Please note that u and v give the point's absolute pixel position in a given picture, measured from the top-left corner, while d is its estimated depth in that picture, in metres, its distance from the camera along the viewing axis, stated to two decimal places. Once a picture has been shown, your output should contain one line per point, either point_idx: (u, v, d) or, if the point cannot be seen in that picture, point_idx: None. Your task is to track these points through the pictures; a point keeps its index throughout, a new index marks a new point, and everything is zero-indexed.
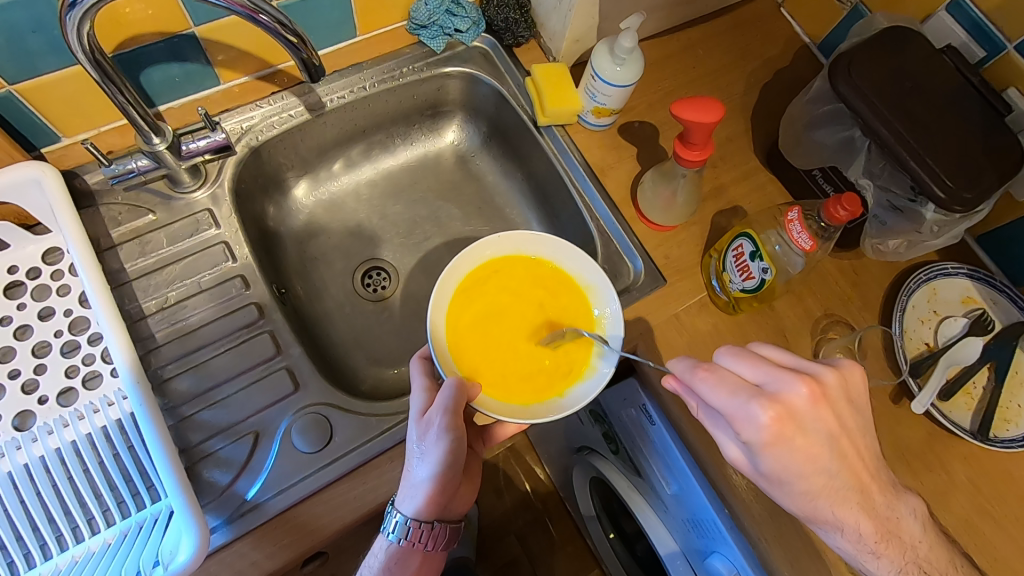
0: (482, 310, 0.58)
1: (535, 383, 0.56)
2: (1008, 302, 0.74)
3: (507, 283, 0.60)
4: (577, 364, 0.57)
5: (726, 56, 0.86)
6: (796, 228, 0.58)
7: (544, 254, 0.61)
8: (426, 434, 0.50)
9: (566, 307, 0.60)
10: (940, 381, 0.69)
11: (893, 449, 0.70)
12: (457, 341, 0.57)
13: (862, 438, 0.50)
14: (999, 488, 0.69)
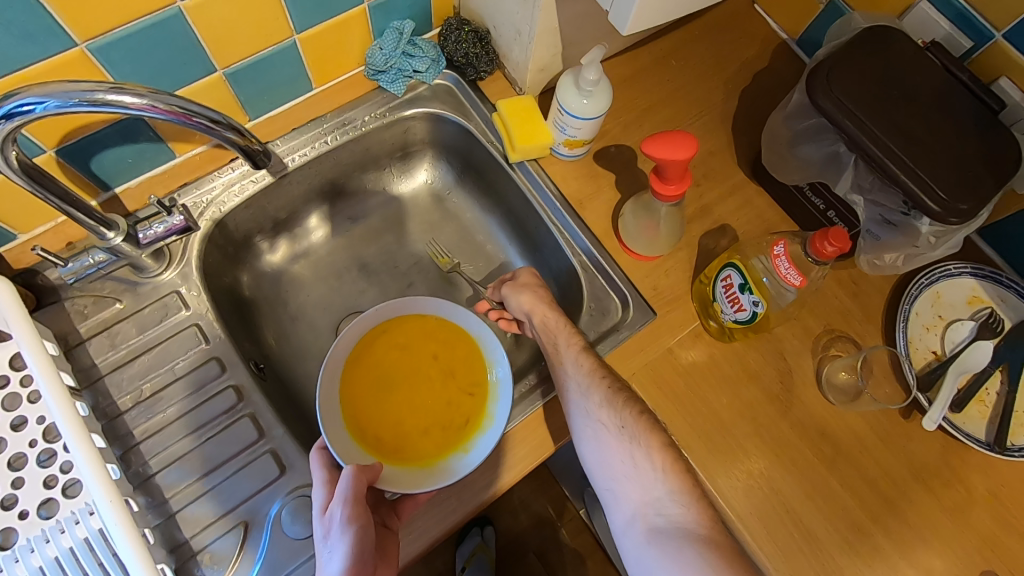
0: (379, 379, 0.64)
1: (434, 441, 0.62)
2: (1016, 298, 0.71)
3: (398, 344, 0.65)
4: (474, 415, 0.63)
5: (702, 64, 0.83)
6: (783, 264, 0.55)
7: (427, 310, 0.65)
8: (329, 531, 0.47)
9: (457, 357, 0.65)
10: (951, 393, 0.67)
11: (909, 467, 0.67)
12: (355, 412, 0.62)
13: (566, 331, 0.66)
14: (1022, 497, 0.66)
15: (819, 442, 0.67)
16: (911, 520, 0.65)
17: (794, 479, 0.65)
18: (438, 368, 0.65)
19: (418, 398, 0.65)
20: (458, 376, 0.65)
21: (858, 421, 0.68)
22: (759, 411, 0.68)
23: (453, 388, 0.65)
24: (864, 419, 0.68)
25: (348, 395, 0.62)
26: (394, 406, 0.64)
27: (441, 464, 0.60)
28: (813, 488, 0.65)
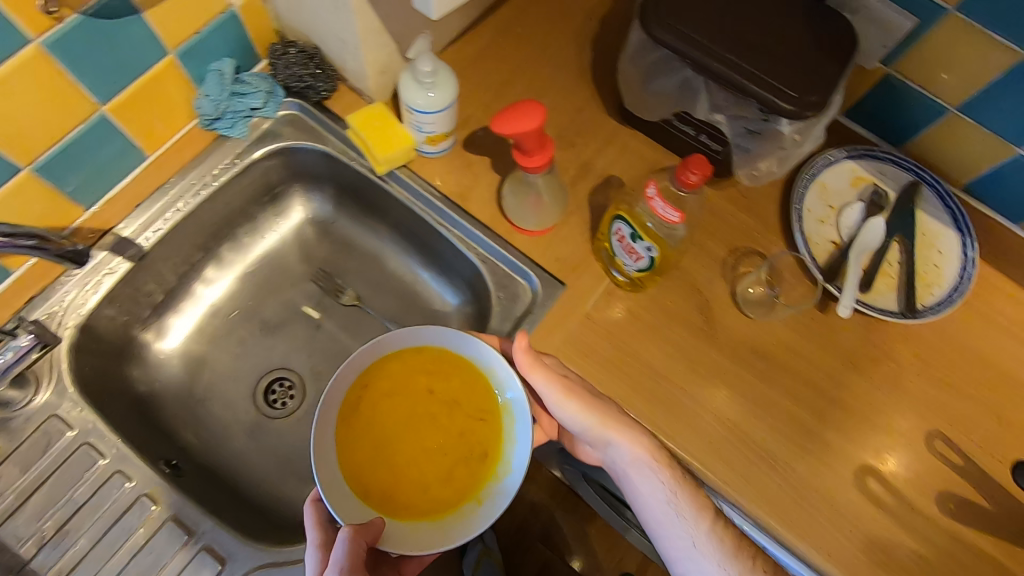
0: (375, 430, 0.55)
1: (451, 489, 0.54)
2: (895, 168, 0.76)
3: (389, 386, 0.56)
4: (488, 450, 0.55)
5: (547, 23, 0.81)
6: (659, 204, 0.54)
7: (415, 340, 0.55)
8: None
9: (459, 387, 0.56)
10: (857, 274, 0.69)
11: (841, 356, 0.69)
12: (355, 468, 0.53)
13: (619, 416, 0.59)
14: (945, 350, 0.70)
15: (754, 361, 0.68)
16: (854, 407, 0.67)
17: (740, 404, 0.66)
18: (441, 400, 0.56)
19: (424, 438, 0.56)
20: (463, 406, 0.56)
21: (785, 329, 0.69)
22: (691, 348, 0.68)
23: (461, 423, 0.56)
24: (789, 326, 0.69)
25: (345, 453, 0.53)
26: (397, 452, 0.55)
27: (456, 512, 0.53)
28: (759, 407, 0.66)
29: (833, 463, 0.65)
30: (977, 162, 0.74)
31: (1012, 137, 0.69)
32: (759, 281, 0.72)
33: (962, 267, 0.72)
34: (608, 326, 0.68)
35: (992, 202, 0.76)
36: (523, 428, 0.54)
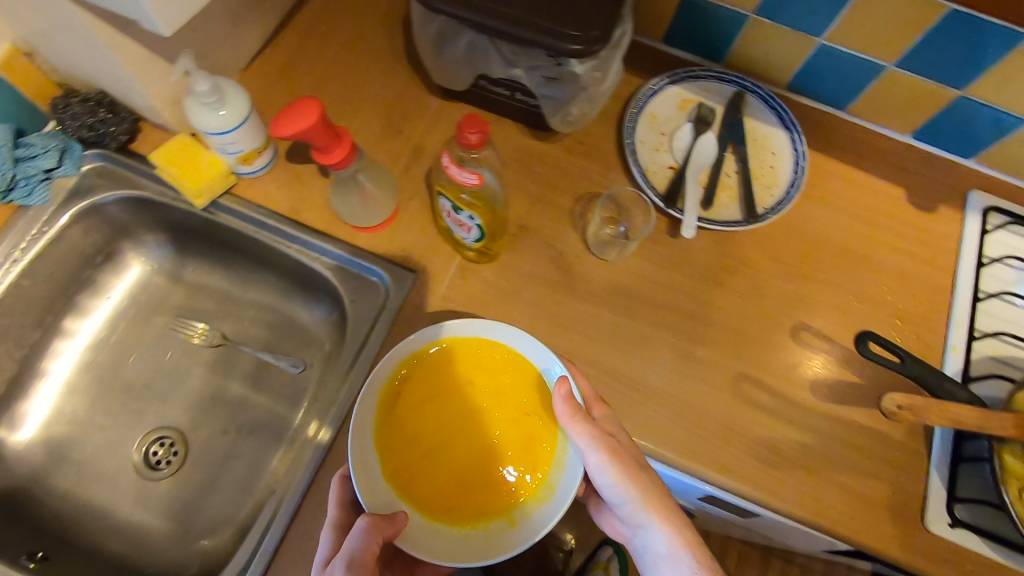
0: (423, 422, 0.58)
1: (479, 498, 0.56)
2: (715, 84, 0.79)
3: (454, 376, 0.59)
4: (533, 469, 0.57)
5: (352, 14, 0.79)
6: (455, 171, 0.53)
7: (489, 336, 0.59)
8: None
9: (522, 395, 0.59)
10: (695, 194, 0.71)
11: (698, 275, 0.71)
12: (389, 454, 0.56)
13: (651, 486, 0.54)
14: (793, 245, 0.73)
15: (618, 302, 0.69)
16: (720, 322, 0.69)
17: (612, 346, 0.67)
18: (490, 401, 0.59)
19: (466, 441, 0.58)
20: (514, 416, 0.59)
21: (641, 264, 0.70)
22: (555, 304, 0.68)
23: (512, 433, 0.58)
24: (645, 260, 0.71)
25: (384, 441, 0.56)
26: (432, 450, 0.58)
27: (485, 529, 0.55)
28: (630, 344, 0.67)
29: (710, 380, 0.67)
30: (790, 61, 0.77)
31: (811, 30, 0.72)
32: (598, 227, 0.72)
33: (795, 162, 0.75)
34: (467, 303, 0.67)
35: (815, 94, 0.80)
36: (576, 456, 0.56)
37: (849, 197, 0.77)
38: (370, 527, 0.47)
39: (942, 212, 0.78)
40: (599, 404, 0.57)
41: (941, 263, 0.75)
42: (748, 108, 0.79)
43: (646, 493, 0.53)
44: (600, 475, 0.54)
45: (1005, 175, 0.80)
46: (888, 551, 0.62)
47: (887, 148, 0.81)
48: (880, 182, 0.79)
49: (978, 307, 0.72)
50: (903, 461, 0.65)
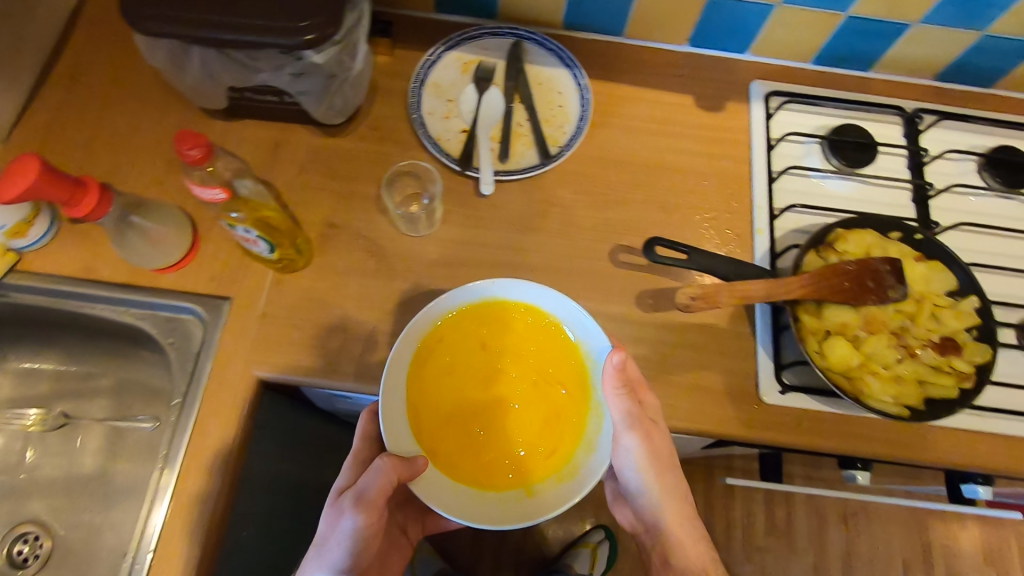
0: (453, 376, 0.62)
1: (502, 460, 0.60)
2: (491, 41, 0.80)
3: (492, 331, 0.63)
4: (554, 444, 0.60)
5: (110, 54, 0.76)
6: (198, 190, 0.53)
7: (527, 298, 0.62)
8: (340, 520, 0.55)
9: (560, 367, 0.62)
10: (489, 152, 0.73)
11: (511, 227, 0.73)
12: (419, 404, 0.60)
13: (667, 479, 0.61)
14: (595, 176, 0.77)
15: (440, 273, 0.71)
16: (540, 265, 0.72)
17: None
18: (518, 368, 0.62)
19: (490, 408, 0.61)
20: (545, 389, 0.62)
21: (455, 231, 0.72)
22: (379, 293, 0.69)
23: (539, 407, 0.62)
24: (458, 227, 0.73)
25: (416, 389, 0.60)
26: (460, 412, 0.61)
27: (498, 496, 0.58)
28: None
29: None
30: (553, 3, 0.79)
31: None
32: (400, 212, 0.72)
33: (580, 96, 0.78)
34: (290, 315, 0.67)
35: (590, 27, 0.83)
36: (604, 428, 0.59)
37: (639, 116, 0.80)
38: (388, 465, 0.54)
39: (729, 108, 0.82)
40: (647, 388, 0.60)
41: (737, 156, 0.79)
42: (528, 57, 0.80)
43: (665, 485, 0.61)
44: (626, 452, 0.59)
45: (779, 61, 0.85)
46: (732, 432, 0.66)
47: (668, 63, 0.84)
48: (667, 95, 0.82)
49: (774, 187, 0.77)
50: (732, 347, 0.69)
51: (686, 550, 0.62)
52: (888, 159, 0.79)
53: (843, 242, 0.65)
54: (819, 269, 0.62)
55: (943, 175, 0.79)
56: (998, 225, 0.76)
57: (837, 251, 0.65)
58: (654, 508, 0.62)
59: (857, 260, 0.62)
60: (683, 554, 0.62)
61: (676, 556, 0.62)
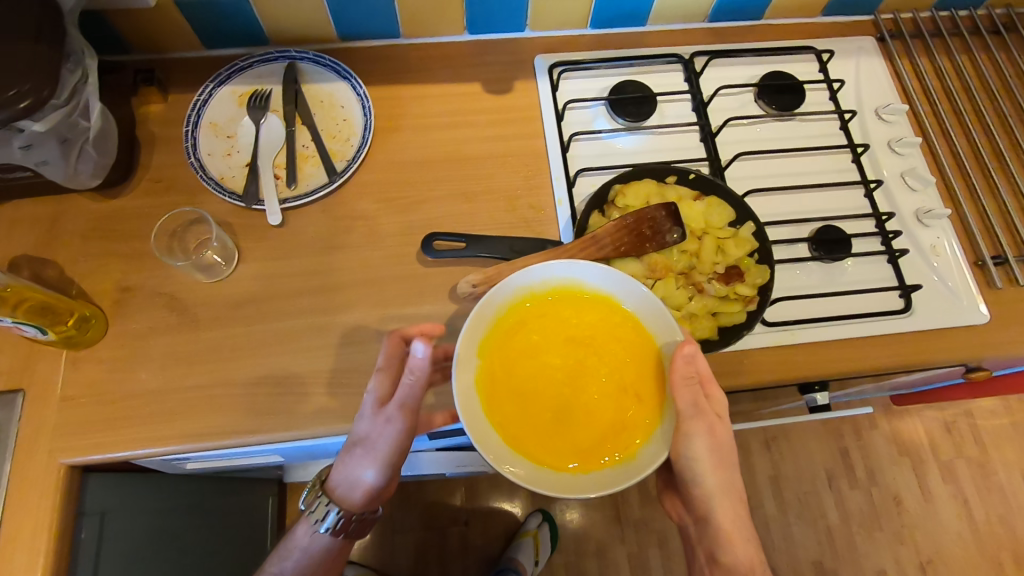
0: (524, 357, 0.56)
1: (570, 443, 0.54)
2: (265, 68, 0.79)
3: (568, 316, 0.58)
4: (612, 433, 0.54)
5: None
6: None
7: (613, 287, 0.58)
8: (358, 413, 0.59)
9: (637, 361, 0.57)
10: (272, 181, 0.72)
11: (315, 250, 0.72)
12: (490, 374, 0.55)
13: (720, 473, 0.58)
14: (394, 180, 0.76)
15: (249, 312, 0.69)
16: (351, 282, 0.71)
17: (258, 357, 0.67)
18: (593, 354, 0.57)
19: (564, 388, 0.56)
20: (619, 376, 0.57)
21: (258, 266, 0.71)
22: (185, 347, 0.67)
23: (609, 392, 0.56)
24: (260, 262, 0.71)
25: (486, 358, 0.56)
26: (535, 387, 0.56)
27: (559, 476, 0.52)
28: (274, 346, 0.68)
29: (360, 338, 0.68)
30: (317, 18, 0.78)
31: None
32: (191, 262, 0.69)
33: (362, 106, 0.77)
34: (93, 391, 0.65)
35: (365, 34, 0.82)
36: (666, 419, 0.55)
37: (431, 112, 0.80)
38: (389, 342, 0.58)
39: (519, 87, 0.83)
40: (719, 388, 0.57)
41: (532, 132, 0.80)
42: (305, 77, 0.79)
43: (718, 476, 0.58)
44: (687, 443, 0.56)
45: (562, 32, 0.86)
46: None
47: (453, 54, 0.84)
48: (455, 86, 0.82)
49: (569, 155, 0.79)
50: None
51: (728, 536, 0.58)
52: (674, 106, 0.82)
53: (622, 197, 0.68)
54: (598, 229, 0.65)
55: (725, 110, 0.83)
56: (782, 148, 0.81)
57: (618, 207, 0.68)
58: (704, 498, 0.58)
59: (633, 213, 0.65)
60: (728, 546, 0.57)
61: (722, 547, 0.58)
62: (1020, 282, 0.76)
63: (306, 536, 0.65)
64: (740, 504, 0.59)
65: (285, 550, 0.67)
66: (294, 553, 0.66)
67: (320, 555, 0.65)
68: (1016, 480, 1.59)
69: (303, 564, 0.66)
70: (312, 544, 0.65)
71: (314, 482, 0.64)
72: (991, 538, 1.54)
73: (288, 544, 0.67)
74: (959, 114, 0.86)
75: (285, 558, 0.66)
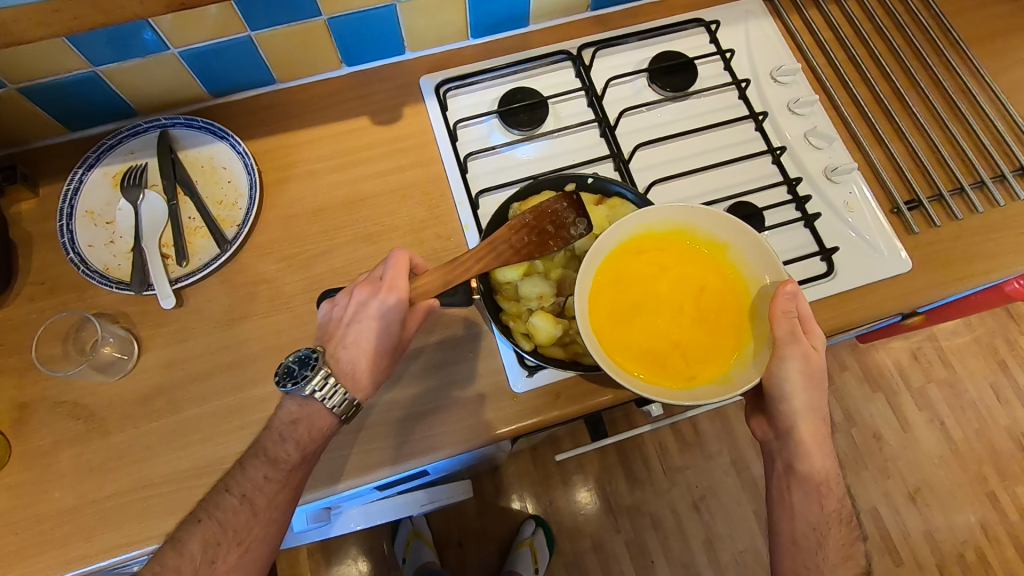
0: (631, 289, 0.61)
1: (668, 361, 0.59)
2: (136, 140, 0.74)
3: (671, 257, 0.63)
4: (708, 360, 0.59)
5: None
6: None
7: (723, 233, 0.61)
8: (373, 307, 0.59)
9: (731, 302, 0.62)
10: (161, 263, 0.69)
11: (220, 325, 0.69)
12: (599, 298, 0.60)
13: (811, 398, 0.60)
14: (291, 236, 0.73)
15: (160, 404, 0.66)
16: (261, 351, 0.68)
17: (176, 450, 0.64)
18: (696, 296, 0.62)
19: (660, 315, 0.61)
20: (721, 314, 0.61)
21: (161, 354, 0.68)
22: (97, 454, 0.64)
23: (710, 327, 0.60)
24: (162, 350, 0.68)
25: (599, 281, 0.60)
26: (635, 312, 0.60)
27: (659, 388, 0.56)
28: (191, 435, 0.65)
29: None
30: (179, 80, 0.73)
31: (154, 50, 0.67)
32: (88, 363, 0.64)
33: (245, 164, 0.73)
34: (8, 522, 0.61)
35: (236, 86, 0.77)
36: (758, 350, 0.58)
37: (321, 157, 0.77)
38: (402, 260, 0.61)
39: (408, 113, 0.79)
40: (820, 328, 0.59)
41: (427, 158, 0.77)
42: (180, 142, 0.75)
43: (808, 400, 0.60)
44: (781, 368, 0.58)
45: (444, 47, 0.82)
46: (497, 431, 0.68)
47: (334, 91, 0.80)
48: (341, 124, 0.79)
49: (469, 176, 0.76)
50: (476, 350, 0.71)
51: (810, 449, 0.61)
52: (569, 105, 0.80)
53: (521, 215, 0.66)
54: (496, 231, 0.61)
55: (620, 100, 0.81)
56: (682, 130, 0.79)
57: None
58: (790, 419, 0.61)
59: (533, 208, 0.61)
60: (809, 457, 0.62)
61: (803, 459, 0.62)
62: (935, 224, 0.77)
63: (318, 412, 0.59)
64: (821, 428, 0.62)
65: (290, 421, 0.59)
66: (303, 423, 0.59)
67: (321, 436, 0.59)
68: (987, 394, 1.62)
69: (310, 437, 0.58)
70: (323, 421, 0.59)
71: (315, 355, 0.59)
72: (971, 455, 1.57)
73: (285, 411, 0.59)
74: (855, 62, 0.86)
75: (291, 430, 0.58)
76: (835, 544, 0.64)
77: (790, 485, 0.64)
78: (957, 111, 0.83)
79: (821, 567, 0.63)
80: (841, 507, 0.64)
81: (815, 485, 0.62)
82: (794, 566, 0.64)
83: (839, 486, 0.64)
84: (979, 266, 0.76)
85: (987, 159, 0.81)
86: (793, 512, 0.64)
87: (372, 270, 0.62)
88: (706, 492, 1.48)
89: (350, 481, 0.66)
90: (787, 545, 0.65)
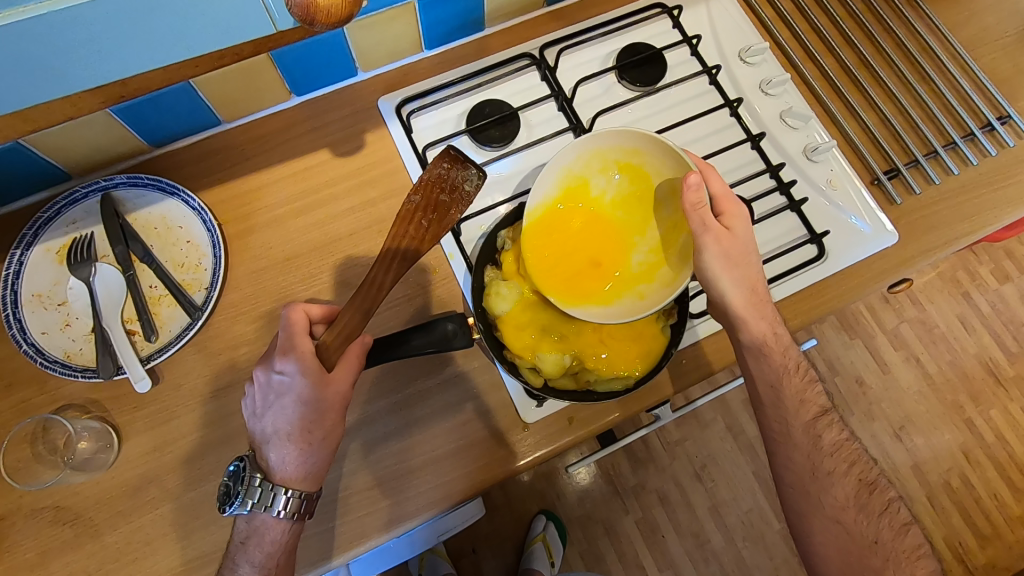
0: (565, 227, 0.64)
1: (614, 280, 0.63)
2: (74, 210, 0.67)
3: (591, 182, 0.64)
4: (655, 259, 0.63)
5: None
6: None
7: (630, 143, 0.61)
8: (277, 383, 0.56)
9: (655, 199, 0.63)
10: (127, 342, 0.63)
11: (202, 399, 0.64)
12: (539, 245, 0.62)
13: (733, 275, 0.58)
14: (264, 290, 0.69)
15: (152, 493, 0.61)
16: None
17: (182, 541, 0.61)
18: (621, 208, 0.65)
19: (594, 242, 0.64)
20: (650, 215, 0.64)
21: (143, 441, 0.63)
22: (93, 559, 0.59)
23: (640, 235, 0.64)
24: (142, 435, 0.63)
25: (535, 231, 0.62)
26: (574, 247, 0.63)
27: (613, 309, 0.60)
28: (194, 522, 0.61)
29: None
30: (114, 136, 0.66)
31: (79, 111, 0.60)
32: (67, 466, 0.60)
33: (203, 220, 0.68)
34: None
35: (178, 133, 0.71)
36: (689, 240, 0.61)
37: (285, 200, 0.72)
38: (295, 319, 0.57)
39: (370, 140, 0.74)
40: (737, 204, 0.59)
41: (397, 187, 0.73)
42: (127, 204, 0.68)
43: (732, 277, 0.58)
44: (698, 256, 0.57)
45: (397, 63, 0.77)
46: (521, 463, 0.66)
47: (286, 124, 0.74)
48: (300, 161, 0.73)
49: None
50: (481, 384, 0.68)
51: (745, 318, 0.60)
52: (539, 112, 0.76)
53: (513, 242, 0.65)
54: (391, 233, 0.58)
55: (591, 100, 0.78)
56: (659, 125, 0.77)
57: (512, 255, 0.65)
58: (722, 302, 0.60)
59: (416, 190, 0.58)
60: (745, 327, 0.61)
61: (742, 330, 0.61)
62: (914, 190, 0.77)
63: (267, 522, 0.57)
64: (754, 295, 0.60)
65: (242, 541, 0.58)
66: (254, 539, 0.58)
67: (276, 546, 0.58)
68: (955, 326, 1.67)
69: (265, 554, 0.57)
70: (274, 531, 0.57)
71: (243, 467, 0.57)
72: (946, 386, 1.64)
73: (238, 532, 0.59)
74: (819, 32, 0.84)
75: (244, 554, 0.58)
76: (794, 391, 0.64)
77: (741, 356, 0.64)
78: (922, 71, 0.83)
79: (787, 418, 0.64)
80: (789, 357, 0.63)
81: (757, 350, 0.62)
82: (769, 421, 0.65)
83: (783, 338, 0.63)
84: (962, 227, 0.77)
85: (956, 118, 0.81)
86: (751, 375, 0.64)
87: (270, 344, 0.58)
88: (706, 460, 1.50)
89: (371, 541, 0.64)
90: (761, 406, 0.66)
